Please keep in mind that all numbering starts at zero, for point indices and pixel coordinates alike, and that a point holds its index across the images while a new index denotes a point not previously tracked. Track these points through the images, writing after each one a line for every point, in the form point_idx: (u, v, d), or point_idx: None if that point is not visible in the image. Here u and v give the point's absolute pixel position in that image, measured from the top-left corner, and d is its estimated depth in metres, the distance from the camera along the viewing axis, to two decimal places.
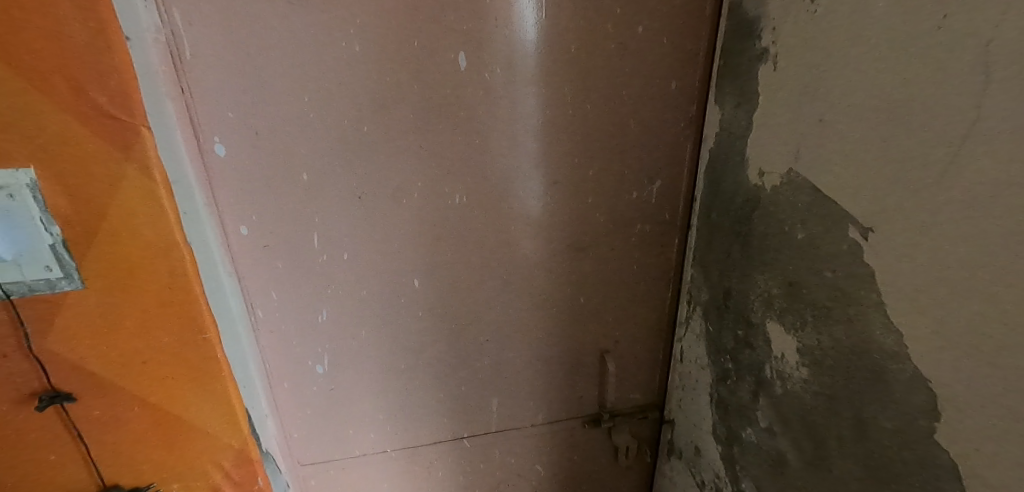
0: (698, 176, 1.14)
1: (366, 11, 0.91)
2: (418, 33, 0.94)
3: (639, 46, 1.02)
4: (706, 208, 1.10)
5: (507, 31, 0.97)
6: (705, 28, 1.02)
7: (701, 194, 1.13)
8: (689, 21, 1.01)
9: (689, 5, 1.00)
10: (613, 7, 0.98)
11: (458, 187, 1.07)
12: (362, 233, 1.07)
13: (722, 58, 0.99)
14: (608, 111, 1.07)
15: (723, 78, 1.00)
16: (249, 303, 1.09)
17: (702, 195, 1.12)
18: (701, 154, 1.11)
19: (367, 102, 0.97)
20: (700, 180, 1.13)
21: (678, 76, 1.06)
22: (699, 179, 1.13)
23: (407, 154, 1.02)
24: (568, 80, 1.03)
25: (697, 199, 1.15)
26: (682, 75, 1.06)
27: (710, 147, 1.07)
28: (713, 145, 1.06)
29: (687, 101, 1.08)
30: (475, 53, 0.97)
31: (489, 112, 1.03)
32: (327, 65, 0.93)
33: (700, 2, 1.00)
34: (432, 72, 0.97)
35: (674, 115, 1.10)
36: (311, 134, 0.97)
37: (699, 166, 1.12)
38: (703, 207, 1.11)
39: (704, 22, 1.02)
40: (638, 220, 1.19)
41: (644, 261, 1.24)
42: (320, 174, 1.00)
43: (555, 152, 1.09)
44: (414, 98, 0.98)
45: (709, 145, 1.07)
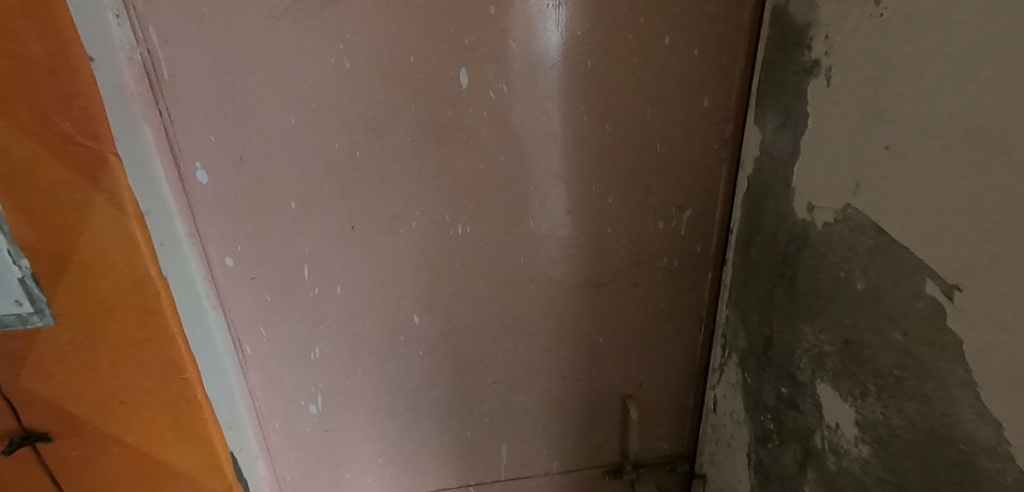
0: (734, 205, 1.00)
1: (357, 24, 0.82)
2: (415, 47, 0.84)
3: (666, 59, 0.90)
4: (743, 243, 0.96)
5: (515, 44, 0.86)
6: (743, 38, 0.89)
7: (737, 226, 0.99)
8: (724, 30, 0.89)
9: (724, 11, 0.87)
10: (636, 15, 0.86)
11: (460, 217, 0.97)
12: (357, 265, 0.98)
13: (762, 72, 0.86)
14: (629, 132, 0.95)
15: (762, 95, 0.86)
16: (236, 338, 1.02)
17: (738, 228, 0.99)
18: (737, 181, 0.98)
19: (360, 125, 0.88)
20: (736, 210, 0.99)
21: (710, 92, 0.93)
22: (735, 209, 0.99)
23: (405, 181, 0.93)
24: (584, 98, 0.91)
25: (732, 232, 1.01)
26: (716, 92, 0.93)
27: (747, 173, 0.94)
28: (752, 172, 0.92)
29: (721, 120, 0.95)
30: (478, 70, 0.87)
31: (495, 135, 0.92)
32: (316, 84, 0.85)
33: (738, 9, 0.87)
34: (431, 92, 0.87)
35: (706, 136, 0.96)
36: (300, 159, 0.89)
37: (736, 194, 0.98)
38: (739, 241, 0.98)
39: (741, 31, 0.89)
40: (665, 255, 1.06)
41: (671, 299, 1.10)
42: (310, 203, 0.92)
43: (572, 178, 0.97)
44: (411, 119, 0.89)
45: (746, 172, 0.94)
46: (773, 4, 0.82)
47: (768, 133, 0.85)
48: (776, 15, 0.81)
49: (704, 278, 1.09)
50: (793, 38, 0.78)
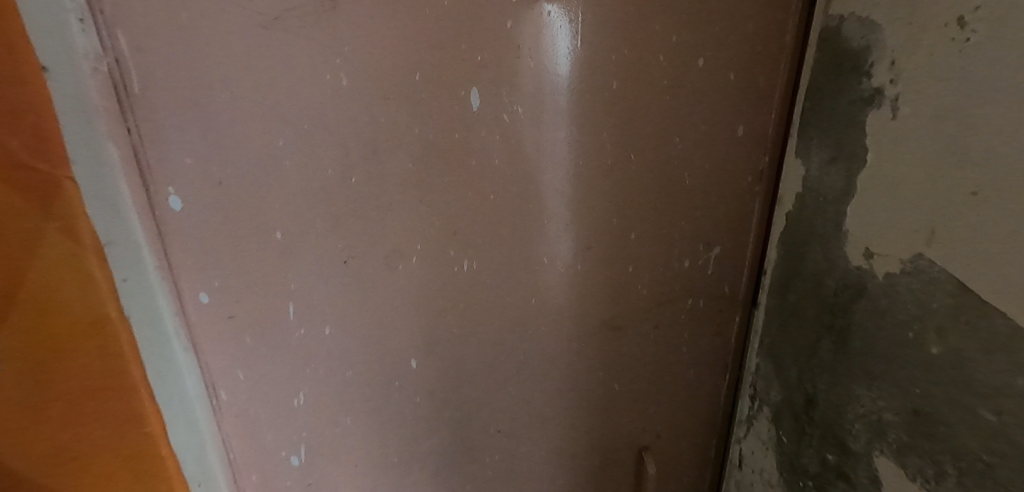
0: (769, 243, 0.90)
1: (356, 37, 0.72)
2: (421, 63, 0.75)
3: (700, 83, 0.81)
4: (779, 286, 0.87)
5: (533, 62, 0.77)
6: (783, 62, 0.81)
7: (772, 267, 0.89)
8: (763, 53, 0.80)
9: (763, 33, 0.79)
10: (668, 34, 0.78)
11: (466, 251, 0.87)
12: (349, 303, 0.87)
13: (807, 99, 0.77)
14: (657, 161, 0.85)
15: (805, 125, 0.78)
16: (209, 382, 0.89)
17: (773, 269, 0.89)
18: (774, 217, 0.88)
19: (357, 148, 0.78)
20: (772, 250, 0.89)
21: (746, 120, 0.84)
22: (771, 248, 0.90)
23: (405, 211, 0.83)
24: (607, 123, 0.82)
25: (766, 272, 0.91)
26: (752, 119, 0.84)
27: (786, 210, 0.84)
28: (792, 209, 0.83)
29: (757, 150, 0.86)
30: (491, 90, 0.78)
31: (507, 161, 0.83)
32: (308, 102, 0.75)
33: (779, 31, 0.79)
34: (438, 113, 0.78)
35: (739, 167, 0.87)
36: (288, 185, 0.79)
37: (773, 232, 0.89)
38: (773, 284, 0.88)
39: (782, 55, 0.80)
40: (690, 296, 0.96)
41: (696, 344, 1.00)
42: (298, 233, 0.82)
43: (591, 210, 0.87)
44: (414, 143, 0.79)
45: (785, 209, 0.85)
46: (822, 25, 0.73)
47: (814, 167, 0.76)
48: (825, 37, 0.73)
49: (732, 322, 0.99)
50: (847, 63, 0.69)
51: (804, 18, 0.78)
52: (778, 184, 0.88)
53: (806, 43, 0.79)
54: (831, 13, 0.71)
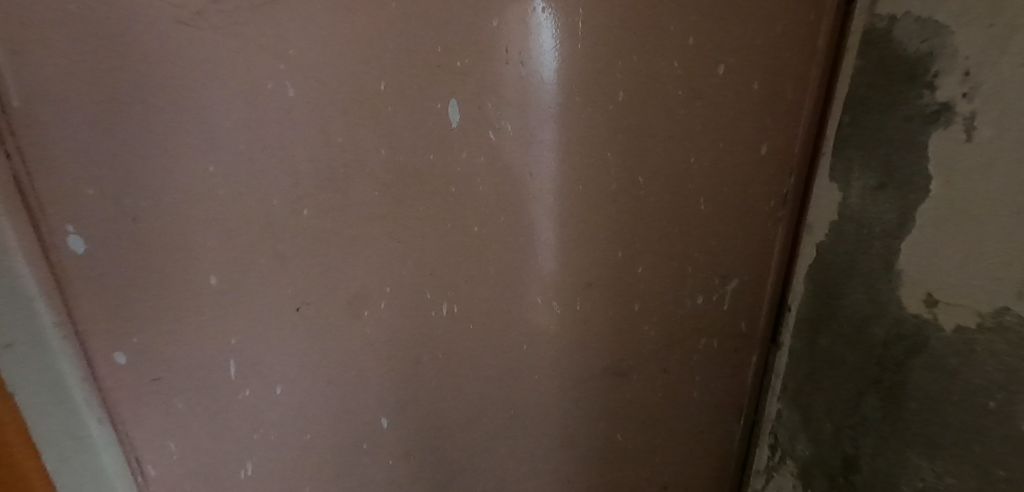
0: (794, 277, 0.80)
1: (305, 37, 0.58)
2: (387, 71, 0.61)
3: (719, 94, 0.69)
4: (806, 328, 0.75)
5: (524, 69, 0.64)
6: (813, 70, 0.69)
7: (798, 303, 0.78)
8: (791, 59, 0.69)
9: (793, 36, 0.68)
10: (683, 37, 0.66)
11: (446, 292, 0.73)
12: (304, 358, 0.72)
13: (843, 114, 0.66)
14: (669, 184, 0.73)
15: (842, 144, 0.66)
16: (134, 456, 0.71)
17: (799, 306, 0.78)
18: (800, 247, 0.78)
19: (310, 174, 0.63)
20: (799, 284, 0.79)
21: (769, 136, 0.73)
22: (797, 282, 0.79)
23: (371, 248, 0.68)
24: (612, 142, 0.70)
25: (791, 309, 0.81)
26: (777, 136, 0.73)
27: (817, 241, 0.73)
28: (824, 241, 0.71)
29: (781, 171, 0.75)
30: (474, 103, 0.65)
31: (494, 187, 0.69)
32: (246, 118, 0.59)
33: (811, 34, 0.68)
34: (410, 131, 0.64)
35: (760, 190, 0.76)
36: (223, 220, 0.63)
37: (799, 264, 0.78)
38: (798, 324, 0.77)
39: (813, 62, 0.69)
40: (704, 336, 0.84)
41: (708, 388, 0.88)
42: (237, 279, 0.66)
43: (593, 242, 0.75)
44: (380, 168, 0.65)
45: (816, 239, 0.73)
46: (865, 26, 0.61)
47: (854, 194, 0.65)
48: (869, 41, 0.61)
49: (748, 363, 0.87)
50: (902, 73, 0.58)
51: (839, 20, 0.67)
52: (805, 209, 0.77)
53: (841, 50, 0.68)
54: (876, 12, 0.60)
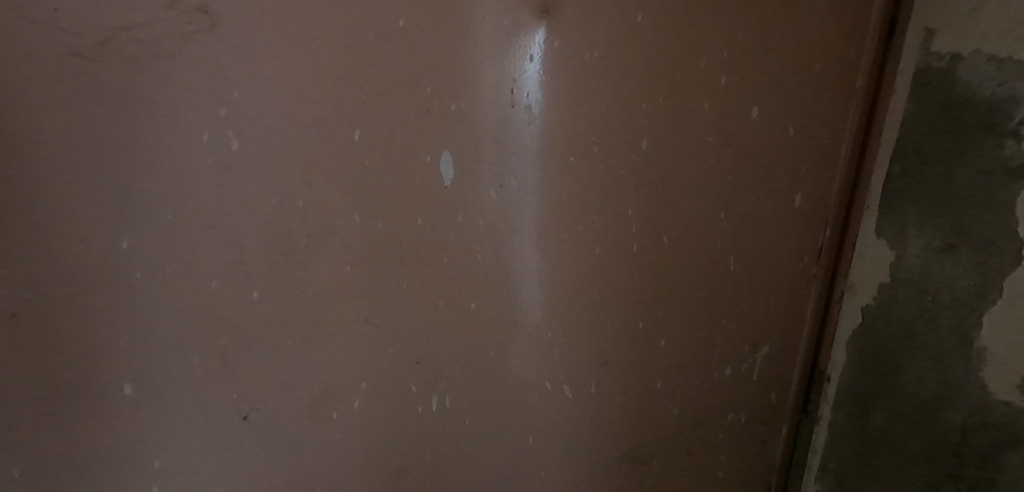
0: (834, 343, 0.69)
1: (254, 74, 0.44)
2: (363, 117, 0.48)
3: (750, 140, 0.60)
4: (854, 401, 0.68)
5: (531, 113, 0.53)
6: (851, 114, 0.61)
7: (841, 373, 0.69)
8: (828, 101, 0.60)
9: (832, 75, 0.59)
10: (712, 76, 0.56)
11: (437, 383, 0.59)
12: (253, 478, 0.56)
13: (894, 163, 0.61)
14: (696, 244, 0.63)
15: (893, 197, 0.61)
16: None
17: (842, 377, 0.69)
18: (840, 310, 0.68)
19: (261, 248, 0.49)
20: (841, 352, 0.69)
21: (805, 186, 0.63)
22: (839, 350, 0.69)
23: (342, 336, 0.54)
24: (633, 197, 0.58)
25: (830, 380, 0.70)
26: (813, 188, 0.63)
27: (861, 304, 0.65)
28: (871, 304, 0.64)
29: (816, 224, 0.65)
30: (472, 154, 0.52)
31: (495, 254, 0.56)
32: (175, 178, 0.45)
33: (852, 73, 0.59)
34: (391, 191, 0.51)
35: (792, 246, 0.65)
36: (142, 312, 0.47)
37: (841, 329, 0.68)
38: (843, 397, 0.69)
39: (852, 105, 0.60)
40: (732, 413, 0.72)
41: (735, 473, 0.76)
42: (161, 386, 0.50)
43: (611, 313, 0.63)
44: (352, 237, 0.51)
45: (860, 302, 0.66)
46: (918, 65, 0.58)
47: (912, 253, 0.60)
48: (925, 81, 0.57)
49: (778, 442, 0.75)
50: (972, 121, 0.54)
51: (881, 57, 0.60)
52: (846, 268, 0.66)
53: (887, 90, 0.60)
54: (931, 50, 0.56)
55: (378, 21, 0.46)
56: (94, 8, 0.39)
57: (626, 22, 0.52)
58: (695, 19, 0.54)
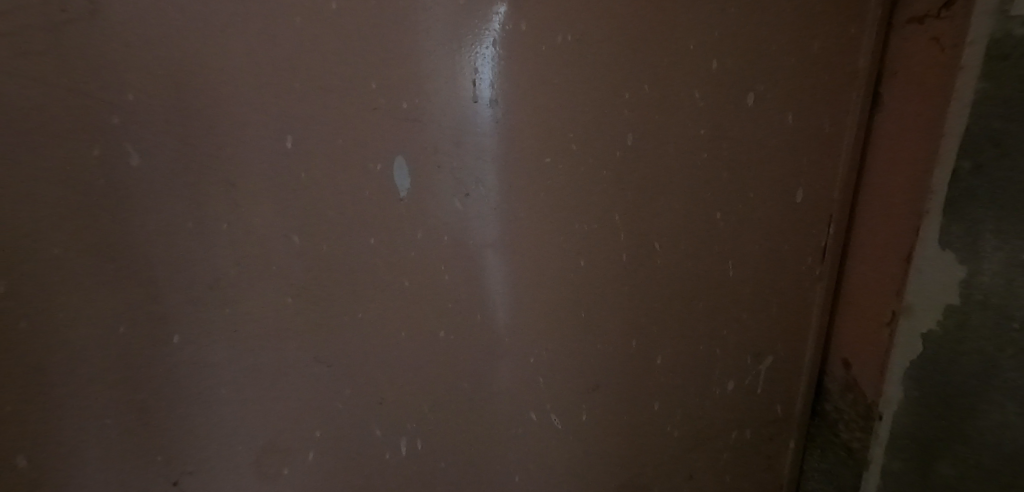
0: (886, 375, 0.56)
1: (153, 72, 0.36)
2: (295, 120, 0.40)
3: (746, 130, 0.53)
4: (912, 454, 0.55)
5: (498, 107, 0.45)
6: (854, 95, 0.55)
7: (895, 412, 0.56)
8: (829, 82, 0.54)
9: (832, 55, 0.53)
10: (703, 59, 0.50)
11: (404, 423, 0.51)
12: None
13: (959, 157, 0.47)
14: (691, 248, 0.56)
15: (962, 197, 0.47)
16: None
17: (898, 420, 0.56)
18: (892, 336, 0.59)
19: (177, 283, 0.40)
20: (894, 392, 0.56)
21: (807, 178, 0.57)
22: (890, 389, 0.56)
23: (287, 379, 0.46)
24: (619, 200, 0.52)
25: (878, 421, 0.57)
26: (815, 179, 0.57)
27: (921, 330, 0.52)
28: (935, 331, 0.51)
29: (819, 218, 0.59)
30: (430, 159, 0.45)
31: (465, 273, 0.49)
32: (63, 204, 0.36)
33: (853, 52, 0.53)
34: (336, 205, 0.43)
35: (795, 244, 0.59)
36: (34, 372, 0.38)
37: (892, 360, 0.55)
38: (898, 444, 0.56)
39: (854, 83, 0.54)
40: (736, 429, 0.66)
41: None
42: (65, 456, 0.41)
43: (598, 331, 0.56)
44: (291, 263, 0.43)
45: (916, 328, 0.53)
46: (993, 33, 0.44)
47: (989, 276, 0.47)
48: (1009, 46, 0.43)
49: (784, 456, 0.69)
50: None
51: (936, 35, 0.51)
52: (902, 283, 0.57)
53: (949, 70, 0.50)
54: (1012, 13, 0.42)
55: (309, 4, 0.38)
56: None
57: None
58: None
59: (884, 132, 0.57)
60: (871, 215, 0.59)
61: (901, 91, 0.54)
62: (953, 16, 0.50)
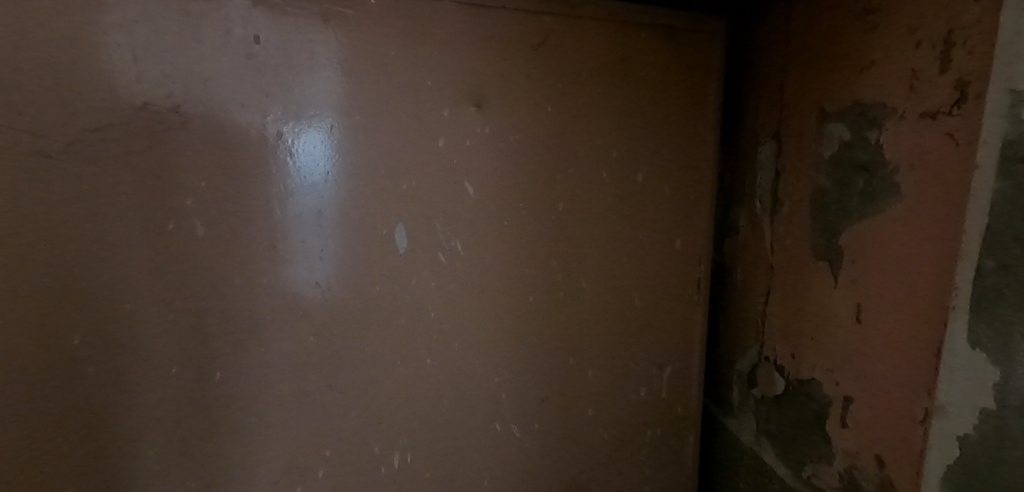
0: (926, 480, 0.47)
1: (221, 167, 0.48)
2: (326, 198, 0.52)
3: (639, 196, 0.71)
4: None
5: (472, 187, 0.60)
6: (709, 164, 0.73)
7: None
8: (689, 154, 0.72)
9: (687, 136, 0.72)
10: (608, 148, 0.68)
11: (399, 439, 0.62)
12: None
13: (983, 251, 0.41)
14: (609, 286, 0.72)
15: (989, 299, 0.41)
16: None
17: None
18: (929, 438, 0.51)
19: (225, 327, 0.51)
20: None
21: (681, 227, 0.75)
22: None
23: (308, 405, 0.56)
24: (557, 251, 0.68)
25: None
26: (687, 227, 0.75)
27: (960, 434, 0.44)
28: (974, 435, 0.43)
29: (691, 255, 0.76)
30: (423, 226, 0.58)
31: (446, 311, 0.62)
32: (146, 265, 0.47)
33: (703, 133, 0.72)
34: (353, 260, 0.55)
35: (675, 276, 0.76)
36: (101, 399, 0.47)
37: (929, 464, 0.46)
38: None
39: (706, 152, 0.73)
40: (647, 430, 0.80)
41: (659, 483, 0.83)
42: (120, 473, 0.49)
43: (545, 354, 0.70)
44: (317, 308, 0.54)
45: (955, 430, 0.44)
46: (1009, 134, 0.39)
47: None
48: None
49: (686, 455, 0.83)
50: (1017, 229, 0.39)
51: (949, 131, 0.48)
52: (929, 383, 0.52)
53: (963, 172, 0.47)
54: None
55: (326, 111, 0.52)
56: (64, 113, 0.43)
57: (539, 110, 0.63)
58: (591, 107, 0.66)
59: (914, 218, 0.52)
60: (893, 308, 0.54)
61: (914, 187, 0.51)
62: (964, 113, 0.47)
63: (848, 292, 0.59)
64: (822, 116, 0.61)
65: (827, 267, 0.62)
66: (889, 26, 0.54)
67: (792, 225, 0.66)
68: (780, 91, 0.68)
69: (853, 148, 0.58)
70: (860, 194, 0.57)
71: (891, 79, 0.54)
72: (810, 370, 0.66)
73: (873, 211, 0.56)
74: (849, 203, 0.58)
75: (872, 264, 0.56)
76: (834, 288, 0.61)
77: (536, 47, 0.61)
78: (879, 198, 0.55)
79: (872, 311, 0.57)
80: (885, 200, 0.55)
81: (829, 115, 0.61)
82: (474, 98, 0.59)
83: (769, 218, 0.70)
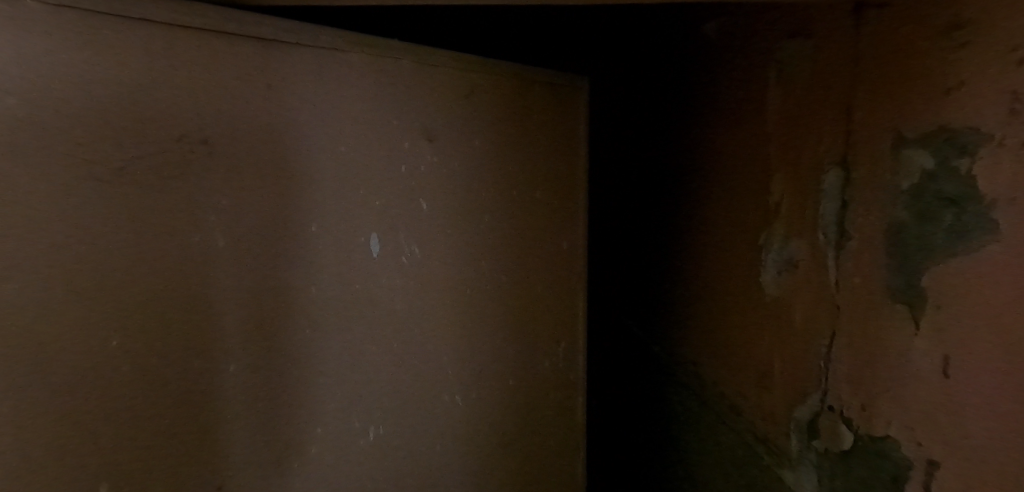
0: None
1: (235, 188, 0.57)
2: (317, 212, 0.63)
3: (540, 196, 0.82)
4: None
5: (425, 202, 0.71)
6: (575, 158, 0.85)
7: None
8: (559, 151, 0.83)
9: (557, 136, 0.83)
10: (523, 167, 0.80)
11: (371, 415, 0.70)
12: None
13: None
14: (528, 279, 0.82)
15: None
16: None
17: None
18: None
19: (241, 323, 0.58)
20: None
21: (560, 217, 0.85)
22: None
23: (302, 388, 0.64)
24: (498, 251, 0.78)
25: None
26: (562, 214, 0.85)
27: None
28: None
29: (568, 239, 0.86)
30: (388, 232, 0.69)
31: (407, 306, 0.71)
32: (182, 274, 0.54)
33: (569, 132, 0.84)
34: (337, 264, 0.65)
35: (555, 259, 0.85)
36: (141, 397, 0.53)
37: None
38: None
39: (576, 157, 0.85)
40: (548, 399, 0.87)
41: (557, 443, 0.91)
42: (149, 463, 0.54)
43: (487, 340, 0.80)
44: (309, 305, 0.63)
45: None
46: None
47: None
48: None
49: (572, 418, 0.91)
50: None
51: None
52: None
53: None
54: None
55: (310, 140, 0.62)
56: (96, 147, 0.49)
57: (472, 143, 0.74)
58: (517, 136, 0.78)
59: (995, 273, 0.50)
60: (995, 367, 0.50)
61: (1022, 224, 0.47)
62: None
63: (936, 340, 0.56)
64: (898, 140, 0.60)
65: (906, 310, 0.60)
66: (979, 48, 0.51)
67: (862, 261, 0.66)
68: (849, 115, 0.67)
69: (938, 178, 0.55)
70: (947, 229, 0.54)
71: (983, 102, 0.50)
72: (885, 425, 0.64)
73: (965, 248, 0.53)
74: (932, 239, 0.56)
75: (956, 320, 0.54)
76: (916, 334, 0.59)
77: (465, 97, 0.74)
78: (973, 233, 0.52)
79: (963, 363, 0.54)
80: (978, 235, 0.51)
81: (907, 141, 0.59)
82: (426, 132, 0.70)
83: (835, 252, 0.70)
